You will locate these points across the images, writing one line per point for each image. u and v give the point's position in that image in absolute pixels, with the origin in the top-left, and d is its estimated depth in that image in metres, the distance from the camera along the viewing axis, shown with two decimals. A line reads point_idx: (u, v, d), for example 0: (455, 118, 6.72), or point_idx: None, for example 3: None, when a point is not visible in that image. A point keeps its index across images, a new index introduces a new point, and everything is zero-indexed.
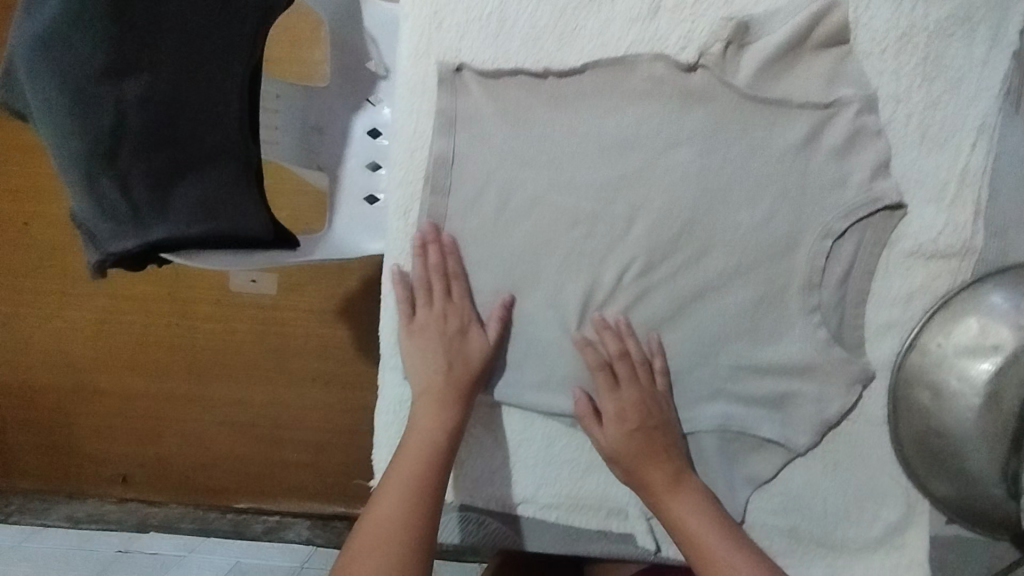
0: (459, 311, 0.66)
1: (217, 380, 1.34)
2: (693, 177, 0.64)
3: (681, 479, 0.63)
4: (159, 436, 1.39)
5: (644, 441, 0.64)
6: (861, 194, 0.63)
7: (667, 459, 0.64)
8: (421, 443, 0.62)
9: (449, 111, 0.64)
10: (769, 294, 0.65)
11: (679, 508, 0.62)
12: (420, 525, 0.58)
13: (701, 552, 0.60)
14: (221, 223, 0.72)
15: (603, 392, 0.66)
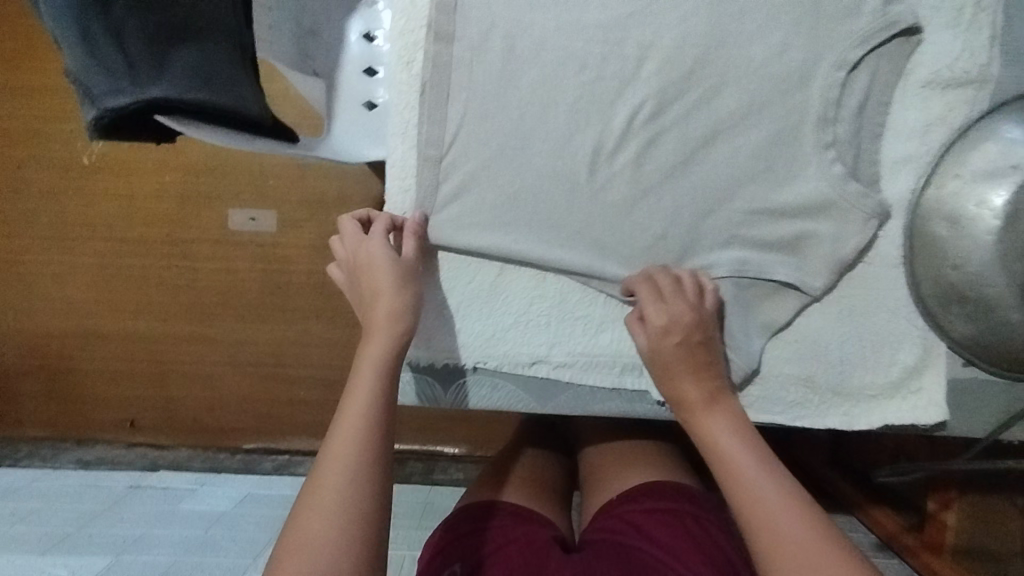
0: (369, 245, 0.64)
1: (224, 318, 1.37)
2: (704, 11, 0.63)
3: (709, 391, 0.62)
4: (167, 378, 1.40)
5: (677, 355, 0.63)
6: (877, 19, 0.61)
7: (698, 375, 0.62)
8: (381, 339, 0.61)
9: None
10: (782, 132, 0.64)
11: (704, 419, 0.61)
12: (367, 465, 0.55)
13: (731, 471, 0.57)
14: (221, 96, 0.72)
15: (649, 303, 0.64)
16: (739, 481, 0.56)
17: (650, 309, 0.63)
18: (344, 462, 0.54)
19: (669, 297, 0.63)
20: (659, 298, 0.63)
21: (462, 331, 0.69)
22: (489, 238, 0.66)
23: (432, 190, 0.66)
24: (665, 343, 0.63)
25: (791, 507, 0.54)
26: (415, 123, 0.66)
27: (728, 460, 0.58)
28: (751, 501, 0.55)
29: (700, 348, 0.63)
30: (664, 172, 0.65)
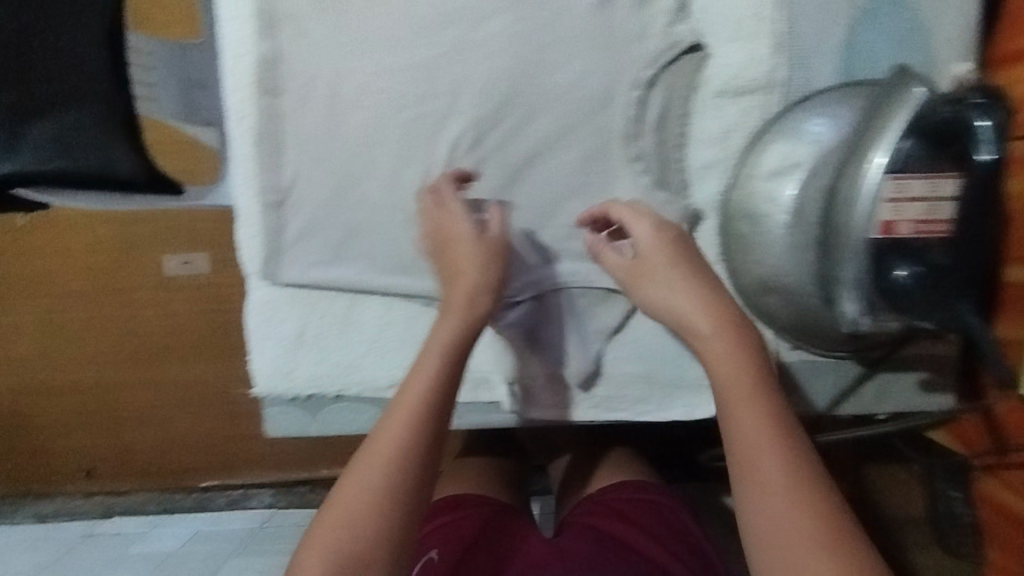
0: (456, 219, 0.64)
1: (171, 362, 1.23)
2: (507, 46, 0.68)
3: (699, 315, 0.53)
4: (115, 424, 1.29)
5: (669, 277, 0.56)
6: (662, 41, 0.66)
7: (664, 281, 0.57)
8: (458, 311, 0.60)
9: (268, 11, 0.67)
10: (593, 150, 0.69)
11: (715, 359, 0.51)
12: (399, 484, 0.49)
13: (736, 407, 0.48)
14: (83, 165, 0.76)
15: (575, 240, 0.62)
16: (740, 428, 0.47)
17: (636, 223, 0.60)
18: (371, 470, 0.50)
19: (647, 218, 0.61)
20: (648, 220, 0.60)
21: (323, 362, 0.74)
22: (334, 273, 0.71)
23: (278, 233, 0.71)
24: (657, 261, 0.58)
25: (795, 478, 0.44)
26: (254, 172, 0.70)
27: (730, 405, 0.48)
28: (751, 462, 0.45)
29: (716, 290, 0.55)
30: (490, 195, 0.70)
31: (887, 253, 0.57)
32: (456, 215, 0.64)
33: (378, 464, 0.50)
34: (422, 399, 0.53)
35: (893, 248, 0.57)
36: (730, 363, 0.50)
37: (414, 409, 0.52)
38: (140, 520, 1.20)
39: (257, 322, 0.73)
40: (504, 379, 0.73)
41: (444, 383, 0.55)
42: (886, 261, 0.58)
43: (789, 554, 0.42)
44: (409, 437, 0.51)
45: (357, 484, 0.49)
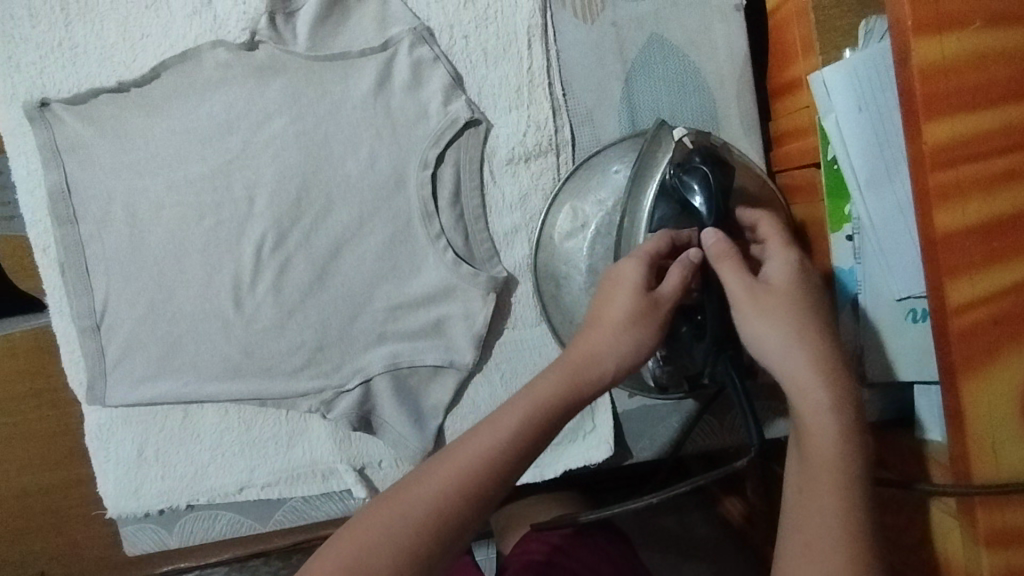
0: (774, 230, 0.54)
1: None
2: (291, 142, 0.68)
3: (806, 378, 0.48)
4: None
5: (784, 323, 0.49)
6: (441, 119, 0.68)
7: (777, 326, 0.49)
8: (610, 326, 0.50)
9: (50, 142, 0.68)
10: (396, 232, 0.69)
11: (802, 427, 0.47)
12: (459, 518, 0.44)
13: (816, 452, 0.46)
14: None
15: (730, 261, 0.51)
16: (813, 466, 0.46)
17: (772, 253, 0.54)
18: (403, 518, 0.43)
19: (790, 250, 0.54)
20: (787, 254, 0.53)
21: (166, 476, 0.72)
22: (161, 388, 0.70)
23: (98, 357, 0.70)
24: (789, 297, 0.50)
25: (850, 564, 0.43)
26: (64, 299, 0.70)
27: (818, 471, 0.46)
28: (811, 499, 0.46)
29: (830, 345, 0.49)
30: (303, 290, 0.70)
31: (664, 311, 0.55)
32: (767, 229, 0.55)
33: (379, 537, 0.43)
34: (476, 470, 0.45)
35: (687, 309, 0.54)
36: (824, 434, 0.46)
37: (478, 478, 0.44)
38: None
39: (95, 443, 0.72)
40: (350, 466, 0.71)
41: (539, 438, 0.47)
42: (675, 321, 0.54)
43: None
44: (440, 505, 0.44)
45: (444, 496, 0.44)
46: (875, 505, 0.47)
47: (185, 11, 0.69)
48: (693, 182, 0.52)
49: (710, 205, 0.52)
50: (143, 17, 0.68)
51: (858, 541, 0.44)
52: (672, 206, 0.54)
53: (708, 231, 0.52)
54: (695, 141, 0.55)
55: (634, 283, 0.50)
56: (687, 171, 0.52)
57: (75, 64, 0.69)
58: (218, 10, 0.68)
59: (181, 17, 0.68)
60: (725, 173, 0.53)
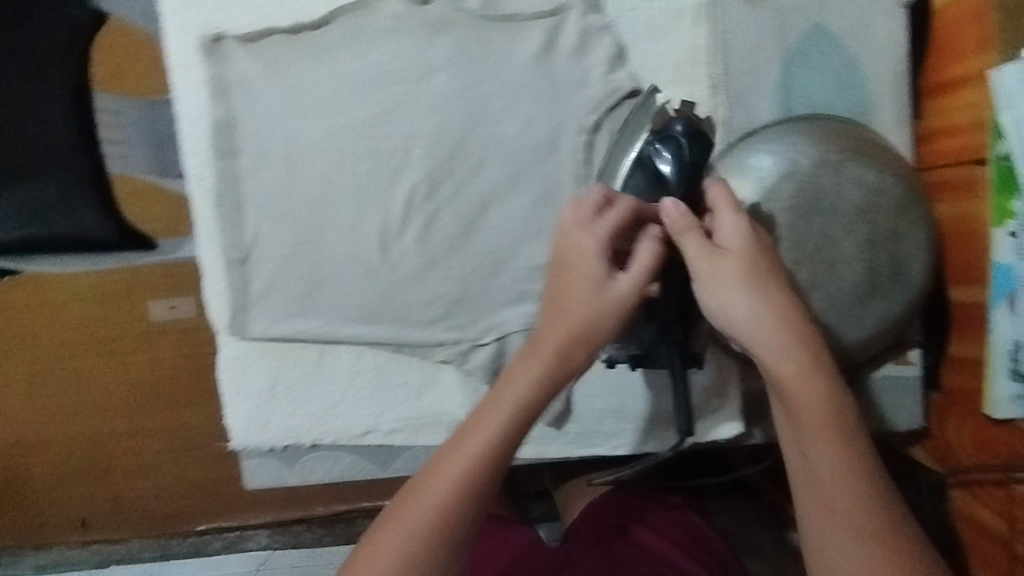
0: (716, 194, 0.54)
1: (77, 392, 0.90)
2: (453, 97, 0.69)
3: (773, 336, 0.48)
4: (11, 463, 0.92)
5: (740, 286, 0.50)
6: (603, 87, 0.68)
7: (754, 293, 0.50)
8: (574, 308, 0.51)
9: (220, 77, 0.69)
10: (546, 194, 0.70)
11: (796, 396, 0.47)
12: (481, 491, 0.46)
13: (801, 416, 0.47)
14: (59, 228, 0.79)
15: (727, 229, 0.52)
16: (811, 433, 0.46)
17: (722, 214, 0.53)
18: (444, 493, 0.45)
19: (731, 209, 0.53)
20: (738, 214, 0.52)
21: (297, 413, 0.74)
22: (300, 326, 0.72)
23: (243, 291, 0.72)
24: (738, 266, 0.51)
25: (866, 514, 0.44)
26: (215, 230, 0.72)
27: (817, 431, 0.46)
28: (808, 467, 0.46)
29: (791, 297, 0.50)
30: (449, 242, 0.71)
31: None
32: (732, 212, 0.53)
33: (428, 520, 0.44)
34: (489, 451, 0.46)
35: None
36: (813, 395, 0.47)
37: (488, 460, 0.46)
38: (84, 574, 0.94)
39: (231, 375, 0.73)
40: None
41: (536, 409, 0.49)
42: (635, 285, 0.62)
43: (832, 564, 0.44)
44: (469, 486, 0.45)
45: (470, 477, 0.46)
46: (870, 445, 0.47)
47: None
48: (666, 150, 0.56)
49: (681, 173, 0.55)
50: None
51: (869, 484, 0.45)
52: (645, 176, 0.57)
53: (669, 202, 0.53)
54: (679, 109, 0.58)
55: (596, 253, 0.52)
56: (663, 139, 0.56)
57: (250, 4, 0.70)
58: None
59: None
60: (704, 146, 0.56)
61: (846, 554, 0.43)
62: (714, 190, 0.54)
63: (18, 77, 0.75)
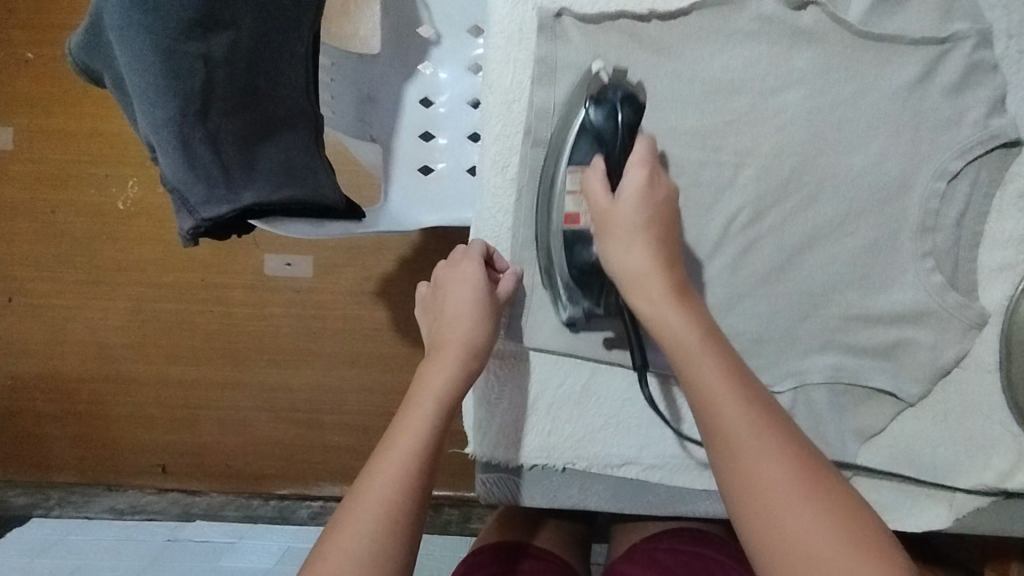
0: (639, 146, 0.56)
1: (248, 334, 1.13)
2: (804, 118, 0.62)
3: (646, 272, 0.53)
4: (250, 381, 1.14)
5: (631, 233, 0.54)
6: (977, 132, 0.61)
7: (618, 235, 0.55)
8: (451, 346, 0.57)
9: (552, 56, 0.62)
10: (882, 239, 0.63)
11: (660, 331, 0.51)
12: (409, 483, 0.48)
13: (681, 353, 0.50)
14: (302, 190, 0.70)
15: (636, 174, 0.55)
16: (693, 372, 0.48)
17: (630, 167, 0.56)
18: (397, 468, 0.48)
19: (644, 164, 0.56)
20: (647, 169, 0.56)
21: (552, 431, 0.67)
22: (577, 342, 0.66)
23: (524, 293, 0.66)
24: (626, 219, 0.55)
25: (757, 427, 0.45)
26: (508, 223, 0.66)
27: (691, 358, 0.49)
28: (712, 411, 0.46)
29: (668, 241, 0.55)
30: (761, 276, 0.64)
31: (578, 241, 0.60)
32: (640, 171, 0.56)
33: (388, 480, 0.47)
34: (424, 435, 0.50)
35: (577, 237, 0.61)
36: (687, 322, 0.50)
37: (424, 437, 0.50)
38: (226, 527, 1.10)
39: (492, 380, 0.67)
40: None
41: (449, 402, 0.54)
42: (574, 250, 0.61)
43: (767, 511, 0.42)
44: (416, 459, 0.49)
45: (399, 456, 0.49)
46: (774, 399, 0.48)
47: None
48: (599, 112, 0.58)
49: (610, 134, 0.58)
50: None
51: (779, 428, 0.45)
52: (587, 141, 0.59)
53: (599, 158, 0.58)
54: (612, 77, 0.60)
55: (477, 280, 0.61)
56: (597, 100, 0.59)
57: None
58: None
59: None
60: (636, 110, 0.58)
61: (732, 466, 0.44)
62: (637, 144, 0.57)
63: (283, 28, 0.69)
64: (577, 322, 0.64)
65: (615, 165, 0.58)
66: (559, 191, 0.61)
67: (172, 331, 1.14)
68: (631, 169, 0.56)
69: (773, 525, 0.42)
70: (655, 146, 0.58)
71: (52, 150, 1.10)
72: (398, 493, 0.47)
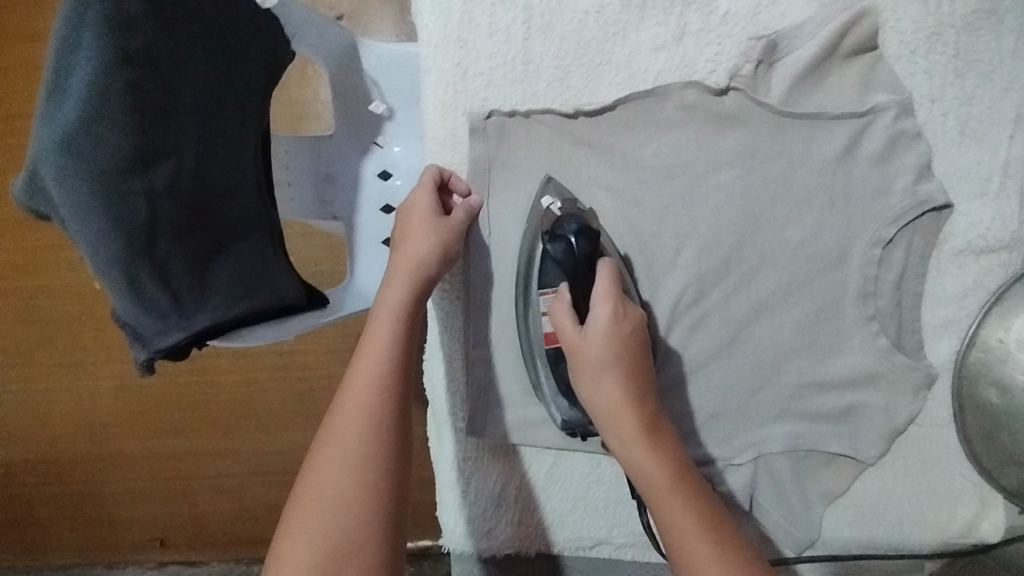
0: (605, 279, 0.57)
1: (229, 408, 1.13)
2: (738, 198, 0.63)
3: (618, 411, 0.53)
4: (235, 451, 1.14)
5: (601, 370, 0.54)
6: (907, 198, 0.62)
7: (590, 375, 0.55)
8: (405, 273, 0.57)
9: (485, 158, 0.63)
10: (826, 307, 0.64)
11: (623, 454, 0.53)
12: (380, 425, 0.50)
13: (655, 497, 0.51)
14: (258, 300, 0.72)
15: (602, 320, 0.56)
16: (667, 514, 0.50)
17: (597, 303, 0.56)
18: (364, 417, 0.49)
19: (612, 298, 0.56)
20: (613, 304, 0.56)
21: (521, 519, 0.68)
22: (537, 433, 0.66)
23: (484, 388, 0.66)
24: (595, 357, 0.55)
25: (716, 562, 0.46)
26: (458, 319, 0.67)
27: (665, 504, 0.50)
28: (682, 548, 0.48)
29: (637, 376, 0.54)
30: (712, 352, 0.64)
31: (561, 358, 0.61)
32: (608, 307, 0.56)
33: (352, 431, 0.49)
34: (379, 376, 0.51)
35: (559, 355, 0.61)
36: (653, 458, 0.51)
37: (379, 379, 0.51)
38: None
39: (457, 474, 0.68)
40: None
41: (405, 336, 0.54)
42: (558, 367, 0.61)
43: None
44: (372, 429, 0.49)
45: (366, 395, 0.50)
46: (747, 542, 0.49)
47: (653, 41, 0.63)
48: (556, 248, 0.58)
49: (569, 268, 0.57)
50: (608, 42, 0.63)
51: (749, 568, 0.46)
52: (552, 266, 0.60)
53: (564, 286, 0.58)
54: (563, 212, 0.60)
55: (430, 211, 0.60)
56: (553, 240, 0.58)
57: (523, 81, 0.63)
58: (689, 46, 0.62)
59: (648, 47, 0.63)
60: (592, 240, 0.58)
61: None
62: (601, 272, 0.57)
63: (228, 155, 0.73)
64: (575, 432, 0.64)
65: (581, 296, 0.58)
66: (534, 313, 0.62)
67: (153, 410, 1.14)
68: (597, 302, 0.56)
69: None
70: (619, 273, 0.58)
71: (25, 239, 1.11)
72: (365, 445, 0.49)
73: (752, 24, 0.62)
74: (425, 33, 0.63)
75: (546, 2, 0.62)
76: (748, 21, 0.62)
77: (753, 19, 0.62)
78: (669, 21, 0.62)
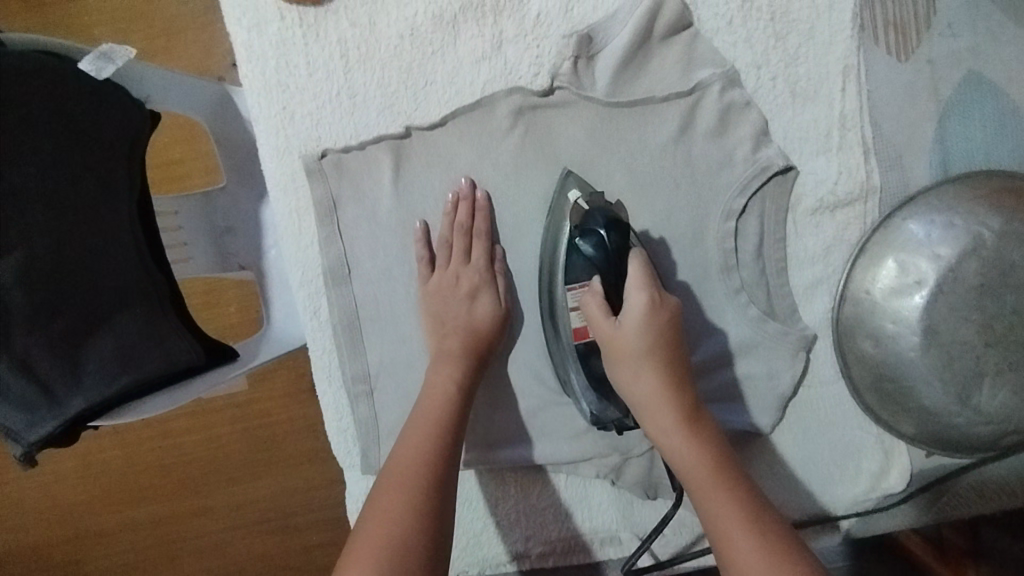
0: (640, 301, 0.53)
1: (195, 469, 1.02)
2: None
3: (656, 401, 0.53)
4: (208, 509, 1.02)
5: (638, 360, 0.54)
6: (750, 166, 0.62)
7: (629, 366, 0.54)
8: (453, 358, 0.59)
9: (328, 197, 0.64)
10: (692, 289, 0.63)
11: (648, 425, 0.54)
12: (422, 508, 0.50)
13: (680, 457, 0.52)
14: (146, 370, 0.58)
15: (632, 314, 0.53)
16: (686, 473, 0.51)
17: (631, 292, 0.54)
18: (401, 501, 0.50)
19: (644, 284, 0.54)
20: (648, 290, 0.53)
21: None
22: None
23: (371, 425, 0.66)
24: (631, 346, 0.53)
25: (721, 485, 0.49)
26: (336, 358, 0.67)
27: (687, 464, 0.51)
28: (711, 509, 0.48)
29: (674, 357, 0.54)
30: None
31: (592, 352, 0.58)
32: (649, 316, 0.53)
33: (393, 505, 0.50)
34: (421, 458, 0.53)
35: (590, 350, 0.58)
36: (667, 428, 0.53)
37: (419, 466, 0.52)
38: None
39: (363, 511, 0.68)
40: (634, 535, 0.68)
41: (449, 422, 0.56)
42: (589, 362, 0.59)
43: None
44: (409, 509, 0.49)
45: (414, 462, 0.52)
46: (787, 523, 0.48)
47: (473, 54, 0.64)
48: (588, 243, 0.54)
49: (602, 261, 0.54)
50: (428, 62, 0.64)
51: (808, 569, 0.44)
52: (580, 261, 0.56)
53: (596, 279, 0.55)
54: (592, 201, 0.56)
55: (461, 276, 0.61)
56: (583, 233, 0.54)
57: (352, 113, 0.65)
58: (509, 54, 0.63)
59: (469, 61, 0.64)
60: (623, 232, 0.54)
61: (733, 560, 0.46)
62: (635, 268, 0.54)
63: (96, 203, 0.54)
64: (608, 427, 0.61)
65: (614, 289, 0.55)
66: (562, 309, 0.59)
67: (118, 485, 1.03)
68: (628, 294, 0.54)
69: (740, 571, 0.45)
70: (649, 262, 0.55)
71: None
72: (411, 520, 0.49)
73: (567, 22, 0.63)
74: (249, 86, 0.63)
75: (359, 33, 0.64)
76: (562, 19, 0.63)
77: (567, 17, 0.63)
78: (484, 32, 0.64)
